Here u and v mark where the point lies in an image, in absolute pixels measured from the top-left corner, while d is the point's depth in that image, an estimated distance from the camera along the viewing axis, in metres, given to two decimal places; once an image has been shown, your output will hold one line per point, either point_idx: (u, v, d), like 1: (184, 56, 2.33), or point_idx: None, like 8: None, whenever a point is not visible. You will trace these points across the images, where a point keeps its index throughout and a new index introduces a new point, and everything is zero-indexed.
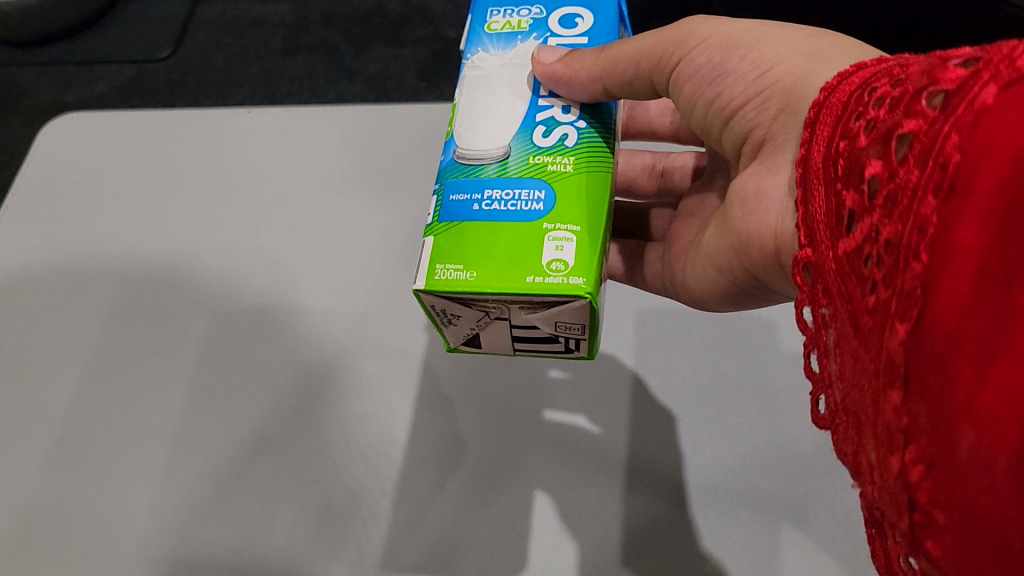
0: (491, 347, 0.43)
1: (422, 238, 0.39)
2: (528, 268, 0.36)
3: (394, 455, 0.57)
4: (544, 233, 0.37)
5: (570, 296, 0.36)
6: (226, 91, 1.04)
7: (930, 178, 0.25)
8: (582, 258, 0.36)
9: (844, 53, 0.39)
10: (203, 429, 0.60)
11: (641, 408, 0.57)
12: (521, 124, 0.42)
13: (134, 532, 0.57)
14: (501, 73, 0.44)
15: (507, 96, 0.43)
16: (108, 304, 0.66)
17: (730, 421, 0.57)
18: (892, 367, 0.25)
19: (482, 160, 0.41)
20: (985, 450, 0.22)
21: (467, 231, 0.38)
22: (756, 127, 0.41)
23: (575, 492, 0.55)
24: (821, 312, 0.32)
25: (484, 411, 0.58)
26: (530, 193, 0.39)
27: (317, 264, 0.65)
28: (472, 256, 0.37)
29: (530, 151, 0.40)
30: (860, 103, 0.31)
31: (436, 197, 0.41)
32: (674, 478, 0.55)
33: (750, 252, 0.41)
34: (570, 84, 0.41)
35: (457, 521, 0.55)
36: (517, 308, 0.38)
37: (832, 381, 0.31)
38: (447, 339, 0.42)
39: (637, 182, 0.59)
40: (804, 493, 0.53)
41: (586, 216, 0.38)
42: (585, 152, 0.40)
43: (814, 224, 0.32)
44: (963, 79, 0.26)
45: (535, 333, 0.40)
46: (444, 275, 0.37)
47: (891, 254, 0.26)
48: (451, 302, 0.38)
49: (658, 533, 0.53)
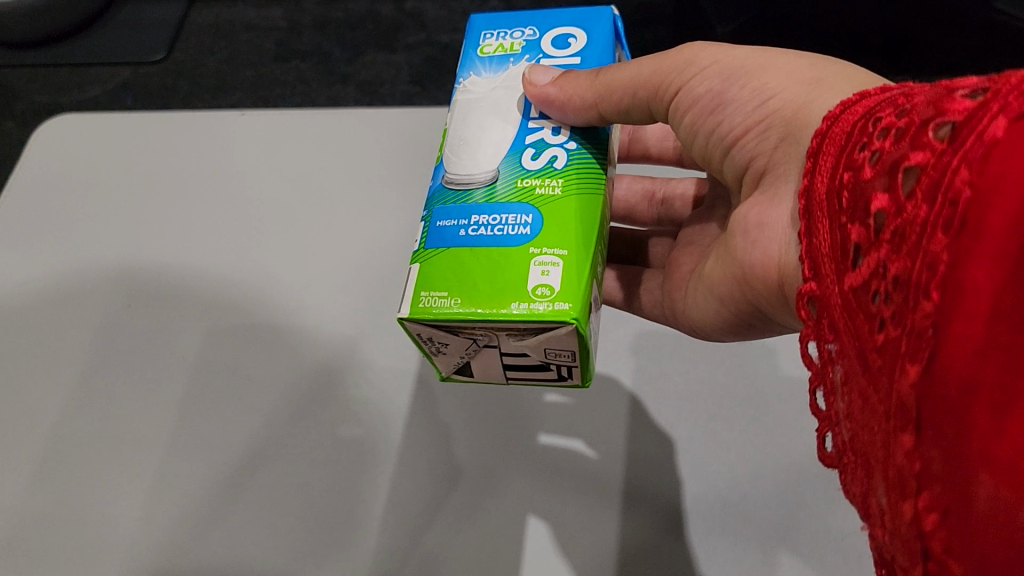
0: (483, 376, 0.42)
1: (409, 266, 0.39)
2: (512, 293, 0.35)
3: (387, 472, 0.56)
4: (529, 257, 0.37)
5: (554, 322, 0.35)
6: (218, 95, 1.02)
7: (938, 215, 0.24)
8: (568, 283, 0.36)
9: (845, 81, 0.38)
10: (188, 444, 0.59)
11: (638, 427, 0.57)
12: (510, 147, 0.41)
13: (124, 553, 0.56)
14: (491, 94, 0.43)
15: (496, 118, 0.42)
16: (96, 317, 0.65)
17: (730, 438, 0.56)
18: (904, 410, 0.25)
19: (471, 186, 0.40)
20: (1008, 502, 0.22)
21: (453, 257, 0.37)
22: (757, 158, 0.40)
23: (571, 510, 0.54)
24: (827, 347, 0.31)
25: (476, 430, 0.58)
26: (519, 217, 0.38)
27: (311, 278, 0.64)
28: (457, 281, 0.37)
29: (518, 174, 0.40)
30: (864, 135, 0.30)
31: (424, 224, 0.40)
32: (675, 502, 0.54)
33: (751, 283, 0.40)
34: (564, 108, 0.40)
35: (450, 540, 0.54)
36: (504, 335, 0.37)
37: (840, 418, 0.30)
38: (437, 367, 0.42)
39: (637, 210, 0.58)
40: (808, 517, 0.53)
41: (574, 240, 0.37)
42: (574, 174, 0.39)
43: (821, 258, 0.31)
44: (971, 110, 0.25)
45: (525, 361, 0.39)
46: (427, 301, 0.36)
47: (900, 292, 0.25)
48: (438, 330, 0.37)
49: (661, 558, 0.52)
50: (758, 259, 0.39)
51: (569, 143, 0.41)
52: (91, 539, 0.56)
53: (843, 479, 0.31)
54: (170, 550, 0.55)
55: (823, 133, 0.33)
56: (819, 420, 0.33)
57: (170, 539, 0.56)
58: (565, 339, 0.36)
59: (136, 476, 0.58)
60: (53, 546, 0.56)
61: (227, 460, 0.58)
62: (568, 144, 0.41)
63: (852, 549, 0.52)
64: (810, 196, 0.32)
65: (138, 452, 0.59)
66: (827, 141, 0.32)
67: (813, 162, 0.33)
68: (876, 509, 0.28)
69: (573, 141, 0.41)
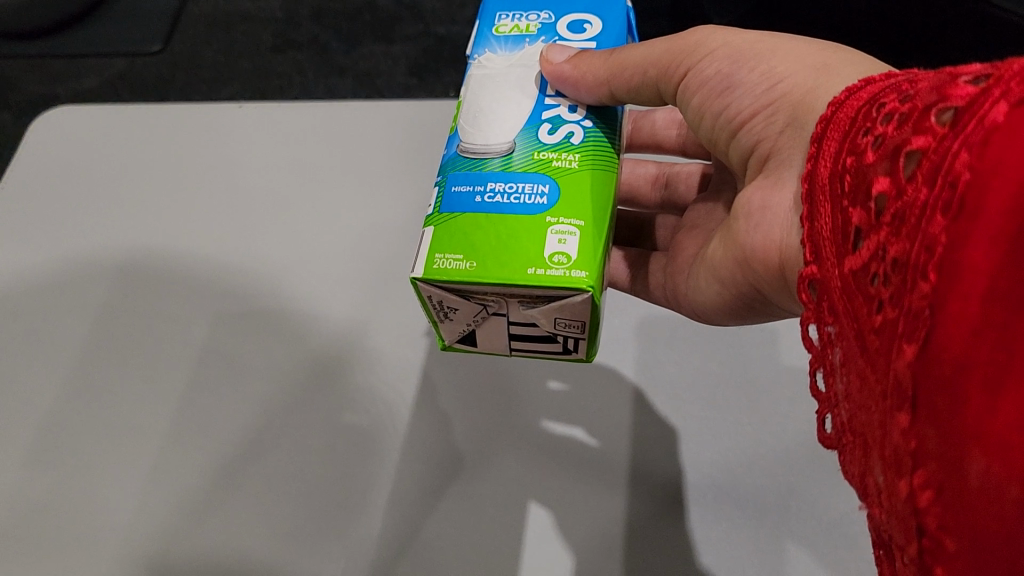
0: (487, 346, 0.42)
1: (422, 229, 0.39)
2: (529, 260, 0.36)
3: (390, 459, 0.57)
4: (547, 226, 0.37)
5: (571, 290, 0.35)
6: (216, 85, 1.02)
7: (938, 197, 0.25)
8: (585, 252, 0.36)
9: (854, 69, 0.38)
10: (191, 430, 0.59)
11: (642, 415, 0.57)
12: (526, 121, 0.41)
13: (127, 542, 0.56)
14: (507, 71, 0.44)
15: (513, 93, 0.43)
16: (98, 305, 0.65)
17: (731, 426, 0.57)
18: (901, 389, 0.25)
19: (487, 154, 0.40)
20: (998, 479, 0.22)
21: (468, 223, 0.38)
22: (763, 141, 0.40)
23: (572, 498, 0.55)
24: (827, 329, 0.31)
25: (479, 418, 0.58)
26: (535, 187, 0.38)
27: (314, 268, 0.65)
28: (474, 245, 0.37)
29: (535, 147, 0.40)
30: (869, 120, 0.30)
31: (438, 189, 0.41)
32: (679, 494, 0.54)
33: (754, 266, 0.40)
34: (577, 86, 0.41)
35: (452, 526, 0.54)
36: (516, 302, 0.37)
37: (839, 400, 0.31)
38: (442, 336, 0.42)
39: (640, 192, 0.59)
40: (810, 508, 0.53)
41: (591, 212, 0.38)
42: (590, 150, 0.40)
43: (823, 241, 0.31)
44: (973, 95, 0.25)
45: (532, 331, 0.40)
46: (443, 263, 0.37)
47: (899, 273, 0.26)
48: (450, 293, 0.37)
49: (665, 548, 0.53)
50: (763, 240, 0.39)
51: (586, 121, 0.42)
52: (94, 525, 0.57)
53: (841, 459, 0.31)
54: (174, 540, 0.56)
55: (830, 117, 0.33)
56: (820, 403, 0.33)
57: (174, 529, 0.56)
58: (578, 309, 0.37)
59: (139, 464, 0.58)
60: (56, 533, 0.57)
61: (231, 449, 0.58)
62: (585, 122, 0.41)
63: (849, 537, 0.52)
64: (816, 179, 0.33)
65: (141, 440, 0.59)
66: (832, 127, 0.33)
67: (817, 148, 0.33)
68: (874, 487, 0.28)
69: (589, 121, 0.42)
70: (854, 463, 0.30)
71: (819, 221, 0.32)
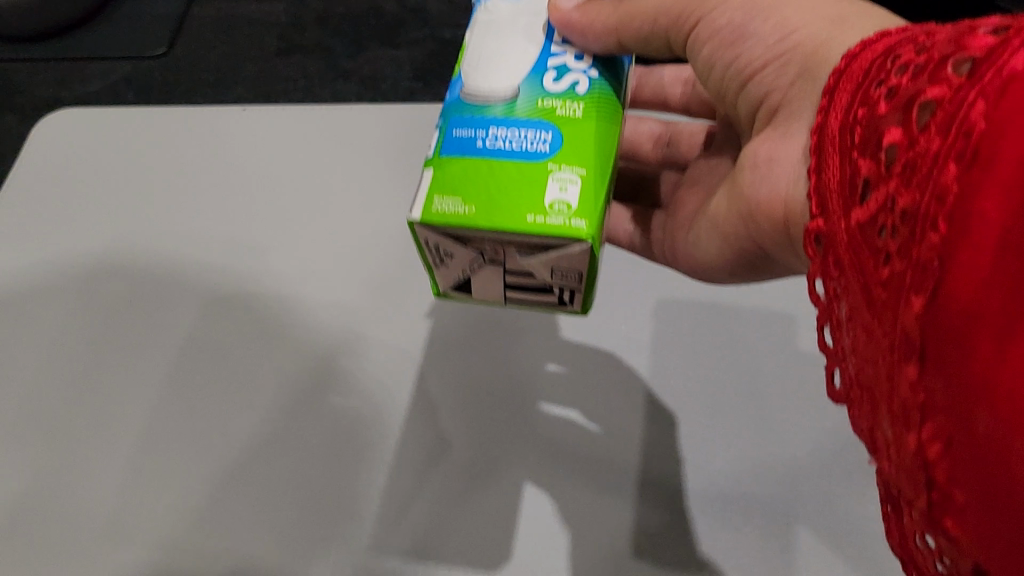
0: (482, 294, 0.42)
1: (422, 170, 0.38)
2: (529, 206, 0.35)
3: (410, 461, 0.57)
4: (548, 173, 0.36)
5: (570, 239, 0.35)
6: (221, 88, 1.01)
7: (949, 148, 0.24)
8: (585, 200, 0.36)
9: (868, 21, 0.38)
10: (206, 433, 0.58)
11: (660, 419, 0.57)
12: (532, 69, 0.40)
13: (147, 550, 0.55)
14: (515, 17, 0.42)
15: (520, 41, 0.41)
16: (108, 308, 0.64)
17: (748, 429, 0.57)
18: (909, 340, 0.24)
19: (489, 100, 0.38)
20: (1003, 424, 0.21)
21: (469, 168, 0.37)
22: (773, 92, 0.40)
23: (593, 500, 0.55)
24: (833, 285, 0.31)
25: (496, 418, 0.58)
26: (538, 134, 0.37)
27: (319, 269, 0.64)
28: (472, 191, 0.36)
29: (539, 95, 0.39)
30: (882, 72, 0.30)
31: (439, 130, 0.39)
32: (701, 501, 0.54)
33: (755, 216, 0.40)
34: (584, 34, 0.41)
35: (475, 528, 0.55)
36: (513, 249, 0.37)
37: (845, 355, 0.30)
38: (436, 282, 0.41)
39: (641, 149, 0.57)
40: (818, 514, 0.53)
41: (592, 163, 0.37)
42: (595, 100, 0.39)
43: (828, 197, 0.31)
44: (991, 47, 0.25)
45: (529, 281, 0.39)
46: (442, 208, 0.36)
47: (906, 225, 0.25)
48: (449, 238, 0.37)
49: (676, 558, 0.53)
50: (766, 190, 0.39)
51: (591, 71, 0.40)
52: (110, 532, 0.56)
53: (849, 417, 0.31)
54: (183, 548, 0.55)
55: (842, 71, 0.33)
56: (827, 365, 0.32)
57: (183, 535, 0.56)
58: (576, 259, 0.36)
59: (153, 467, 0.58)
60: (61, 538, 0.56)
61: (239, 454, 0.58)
62: (590, 72, 0.40)
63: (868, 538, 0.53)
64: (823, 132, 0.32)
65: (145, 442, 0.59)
66: (844, 79, 0.32)
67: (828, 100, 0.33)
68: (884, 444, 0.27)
69: (594, 70, 0.41)
70: (862, 419, 0.29)
71: (826, 171, 0.31)
